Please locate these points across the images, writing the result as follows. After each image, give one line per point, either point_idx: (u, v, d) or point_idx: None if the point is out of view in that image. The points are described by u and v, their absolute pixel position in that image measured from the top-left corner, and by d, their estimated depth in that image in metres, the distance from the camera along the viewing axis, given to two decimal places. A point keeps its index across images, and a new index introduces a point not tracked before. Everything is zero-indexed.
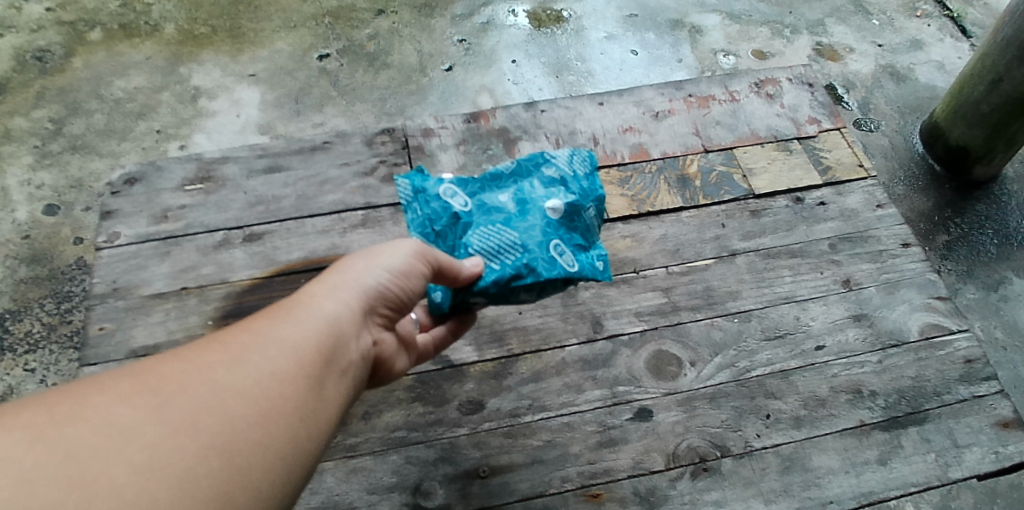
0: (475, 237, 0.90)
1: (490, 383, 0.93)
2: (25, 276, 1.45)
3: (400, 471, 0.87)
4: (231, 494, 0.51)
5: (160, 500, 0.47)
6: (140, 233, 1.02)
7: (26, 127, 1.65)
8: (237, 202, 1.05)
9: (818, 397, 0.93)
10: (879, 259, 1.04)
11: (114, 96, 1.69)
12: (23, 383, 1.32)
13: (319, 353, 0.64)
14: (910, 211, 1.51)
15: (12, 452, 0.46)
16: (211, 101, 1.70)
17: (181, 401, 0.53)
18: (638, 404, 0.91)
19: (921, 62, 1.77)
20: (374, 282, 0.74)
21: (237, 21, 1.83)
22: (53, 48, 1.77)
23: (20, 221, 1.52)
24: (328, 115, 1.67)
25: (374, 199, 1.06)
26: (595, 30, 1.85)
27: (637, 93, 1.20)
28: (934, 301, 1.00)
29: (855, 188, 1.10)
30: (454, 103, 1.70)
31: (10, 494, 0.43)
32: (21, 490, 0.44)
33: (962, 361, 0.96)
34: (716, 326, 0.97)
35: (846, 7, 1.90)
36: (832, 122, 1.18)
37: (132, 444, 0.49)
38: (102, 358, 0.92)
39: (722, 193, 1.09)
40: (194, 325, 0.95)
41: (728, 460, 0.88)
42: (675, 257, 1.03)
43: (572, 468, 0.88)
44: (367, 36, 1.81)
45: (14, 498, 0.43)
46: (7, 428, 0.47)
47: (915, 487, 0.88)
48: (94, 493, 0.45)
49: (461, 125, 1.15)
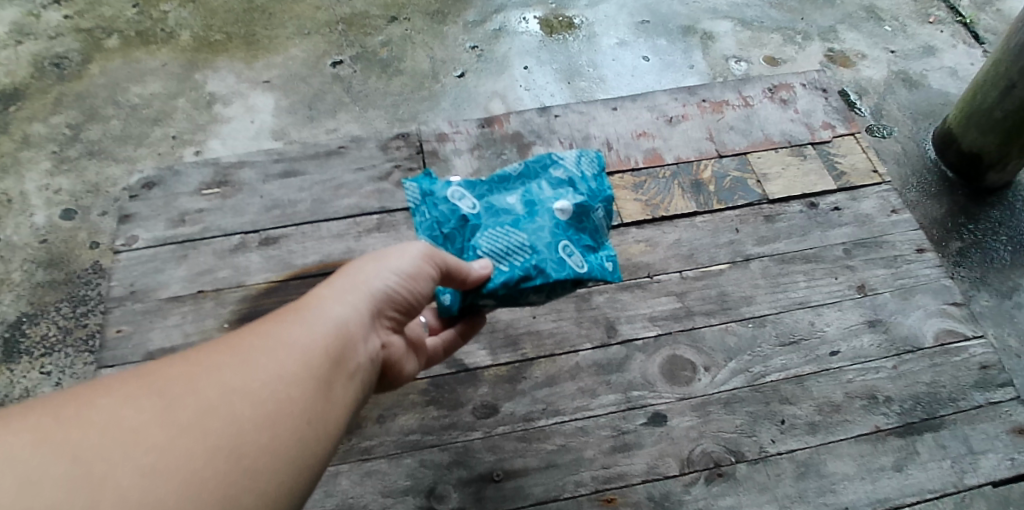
0: (484, 239, 0.94)
1: (504, 387, 0.93)
2: (43, 280, 1.46)
3: (415, 474, 0.87)
4: (238, 497, 0.51)
5: (167, 502, 0.47)
6: (158, 237, 1.03)
7: (44, 133, 1.67)
8: (254, 206, 1.06)
9: (833, 403, 0.92)
10: (893, 265, 1.03)
11: (131, 102, 1.71)
12: (39, 386, 1.33)
13: (327, 357, 0.64)
14: (923, 218, 1.50)
15: (18, 455, 0.46)
16: (226, 107, 1.72)
17: (188, 404, 0.54)
18: (652, 408, 0.92)
19: (934, 69, 1.77)
20: (382, 285, 0.74)
21: (252, 28, 1.85)
22: (71, 55, 1.80)
23: (38, 225, 1.54)
24: (341, 121, 1.69)
25: (388, 203, 1.07)
26: (607, 36, 1.86)
27: (650, 98, 1.21)
28: (950, 307, 1.00)
29: (870, 193, 1.10)
30: (466, 109, 1.71)
31: (18, 495, 0.44)
32: (28, 492, 0.44)
33: (977, 367, 0.95)
34: (730, 331, 0.97)
35: (858, 13, 1.89)
36: (846, 127, 1.18)
37: (139, 446, 0.49)
38: (120, 360, 0.93)
39: (736, 198, 1.09)
40: (210, 328, 0.96)
41: (743, 466, 0.88)
42: (689, 263, 1.03)
43: (587, 473, 0.88)
44: (380, 42, 1.82)
45: (21, 500, 0.44)
46: (14, 430, 0.48)
47: (932, 494, 0.87)
48: (100, 495, 0.46)
49: (475, 130, 1.15)
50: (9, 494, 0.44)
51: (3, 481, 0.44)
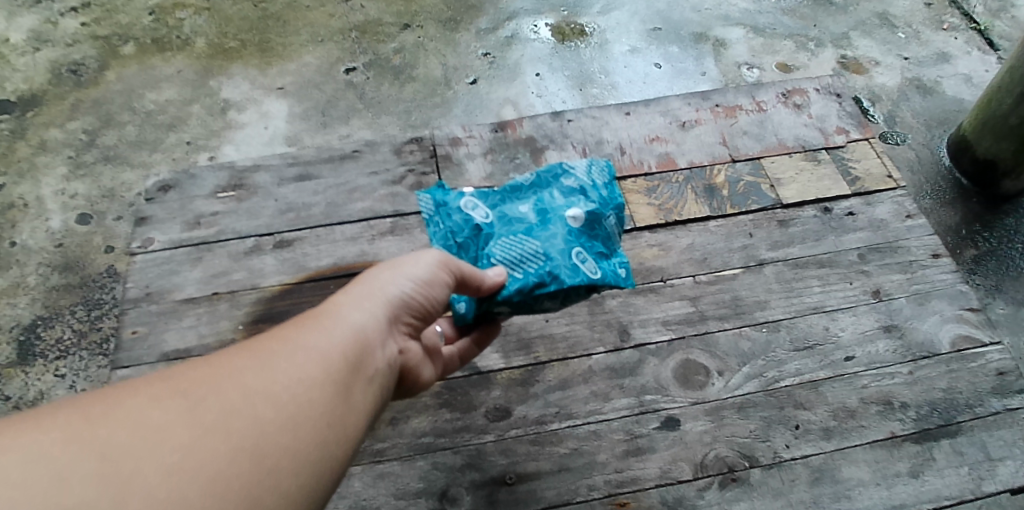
0: (498, 247, 0.91)
1: (517, 390, 0.93)
2: (58, 283, 1.48)
3: (428, 476, 0.87)
4: (260, 498, 0.52)
5: (193, 501, 0.48)
6: (174, 239, 1.04)
7: (61, 138, 1.69)
8: (268, 209, 1.07)
9: (848, 408, 0.92)
10: (908, 270, 1.03)
11: (146, 108, 1.73)
12: (53, 388, 1.35)
13: (346, 361, 0.65)
14: (938, 225, 1.49)
15: (49, 452, 0.47)
16: (240, 114, 1.73)
17: (211, 405, 0.54)
18: (665, 413, 0.91)
19: (947, 75, 1.77)
20: (399, 291, 0.75)
21: (266, 35, 1.87)
22: (87, 61, 1.82)
23: (54, 229, 1.55)
24: (354, 127, 1.70)
25: (402, 207, 1.07)
26: (619, 43, 1.86)
27: (663, 103, 1.21)
28: (967, 312, 0.99)
29: (884, 199, 1.10)
30: (479, 116, 1.72)
31: (47, 492, 0.44)
32: (58, 489, 0.45)
33: (994, 373, 0.95)
34: (744, 336, 0.97)
35: (871, 20, 1.89)
36: (861, 132, 1.18)
37: (165, 445, 0.50)
38: (135, 362, 0.94)
39: (750, 203, 1.09)
40: (225, 329, 0.96)
41: (757, 471, 0.88)
42: (703, 267, 1.03)
43: (599, 477, 0.87)
44: (393, 49, 1.84)
45: (51, 498, 0.44)
46: (44, 429, 0.48)
47: (949, 500, 0.86)
48: (127, 494, 0.46)
49: (488, 135, 1.16)
50: (39, 492, 0.44)
51: (35, 478, 0.45)
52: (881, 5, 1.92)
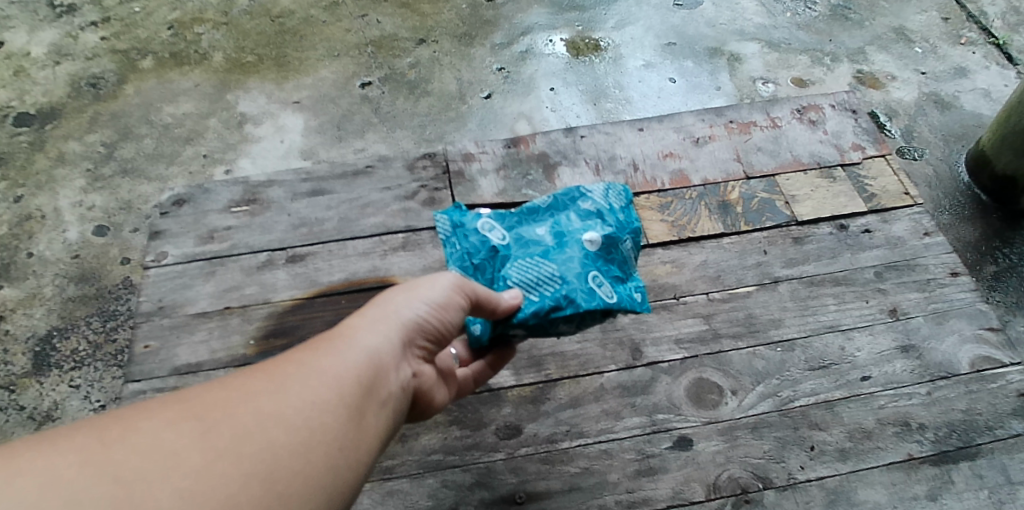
0: (514, 269, 0.91)
1: (528, 408, 0.92)
2: (74, 294, 1.49)
3: (437, 494, 0.87)
4: None
5: None
6: (187, 253, 1.05)
7: (79, 151, 1.72)
8: (281, 224, 1.08)
9: (864, 429, 0.90)
10: (926, 289, 1.01)
11: (164, 121, 1.75)
12: (68, 399, 1.36)
13: (359, 385, 0.64)
14: (956, 241, 1.47)
15: (64, 475, 0.47)
16: (256, 127, 1.75)
17: (225, 428, 0.54)
18: (678, 432, 0.90)
19: (966, 90, 1.75)
20: (414, 314, 0.74)
21: (283, 50, 1.89)
22: (107, 75, 1.85)
23: (71, 241, 1.57)
24: (369, 141, 1.71)
25: (414, 223, 1.08)
26: (633, 58, 1.87)
27: (677, 119, 1.21)
28: (986, 332, 0.97)
29: (901, 216, 1.08)
30: (493, 129, 1.73)
31: None
32: None
33: (1015, 394, 0.93)
34: (758, 355, 0.96)
35: (887, 35, 1.88)
36: (877, 148, 1.17)
37: (177, 470, 0.50)
38: (146, 375, 0.94)
39: (764, 220, 1.08)
40: (236, 344, 0.96)
41: (771, 492, 0.86)
42: (716, 284, 1.02)
43: (610, 497, 0.86)
44: (408, 64, 1.85)
45: None
46: (62, 450, 0.49)
47: None
48: None
49: (501, 150, 1.16)
50: None
51: (48, 501, 0.45)
52: (897, 20, 1.91)
